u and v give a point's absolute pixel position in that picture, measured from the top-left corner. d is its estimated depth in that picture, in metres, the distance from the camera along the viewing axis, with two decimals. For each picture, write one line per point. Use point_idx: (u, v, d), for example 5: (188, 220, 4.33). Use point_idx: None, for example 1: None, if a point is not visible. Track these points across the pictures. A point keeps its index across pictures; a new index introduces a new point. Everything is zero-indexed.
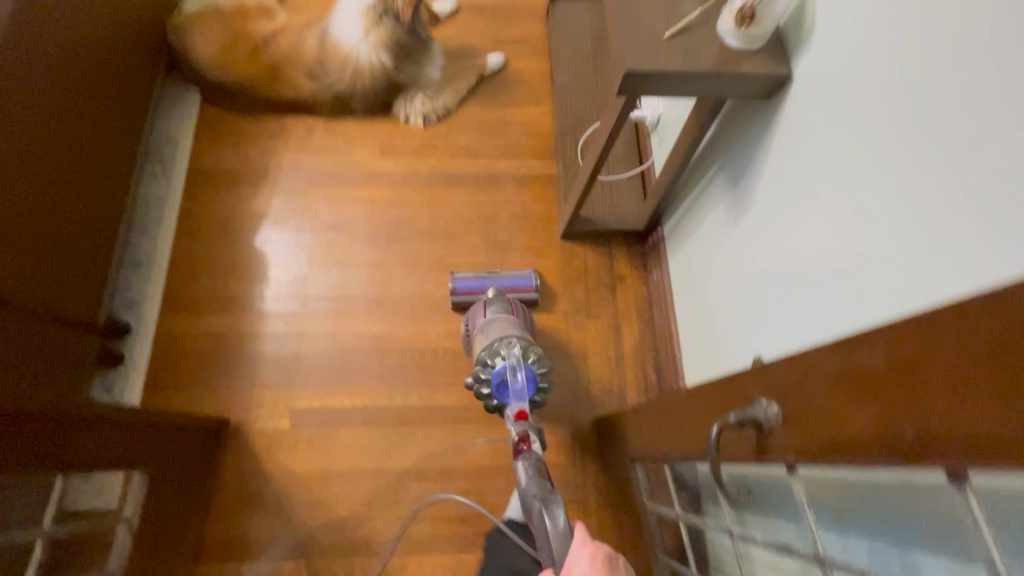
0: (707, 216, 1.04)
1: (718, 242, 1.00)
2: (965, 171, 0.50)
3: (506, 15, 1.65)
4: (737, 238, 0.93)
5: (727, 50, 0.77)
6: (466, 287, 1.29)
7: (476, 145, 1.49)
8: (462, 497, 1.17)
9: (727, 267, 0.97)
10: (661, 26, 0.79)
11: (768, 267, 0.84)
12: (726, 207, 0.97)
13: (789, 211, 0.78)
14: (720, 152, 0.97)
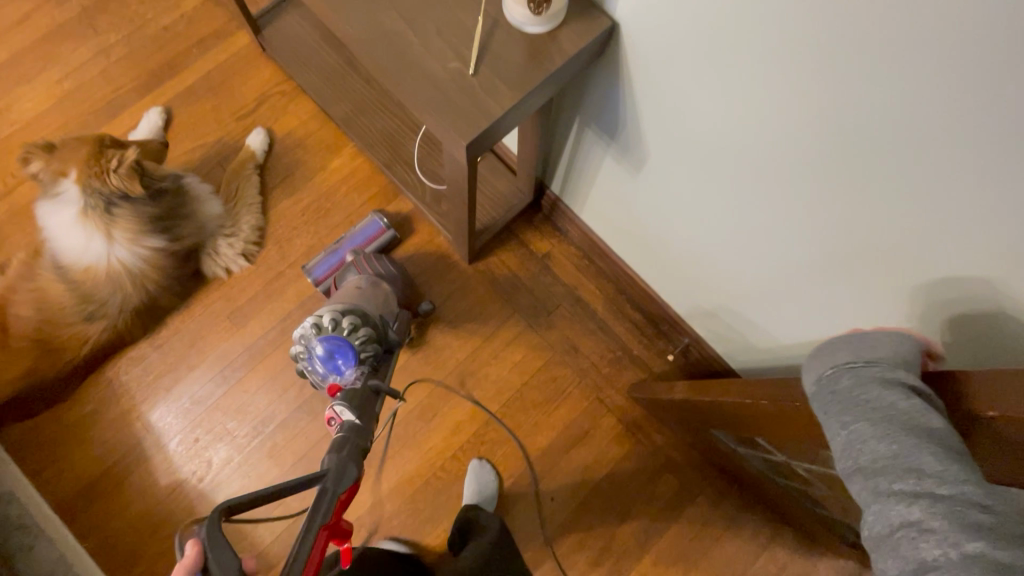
0: (614, 185, 0.94)
1: (648, 207, 0.92)
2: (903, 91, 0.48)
3: (226, 80, 1.32)
4: (675, 202, 0.86)
5: (534, 39, 0.62)
6: (324, 272, 1.18)
7: (318, 238, 1.25)
8: (583, 545, 1.13)
9: (673, 225, 0.91)
10: (453, 59, 0.62)
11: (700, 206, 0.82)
12: (641, 177, 0.87)
13: (743, 175, 0.71)
14: (596, 126, 0.85)
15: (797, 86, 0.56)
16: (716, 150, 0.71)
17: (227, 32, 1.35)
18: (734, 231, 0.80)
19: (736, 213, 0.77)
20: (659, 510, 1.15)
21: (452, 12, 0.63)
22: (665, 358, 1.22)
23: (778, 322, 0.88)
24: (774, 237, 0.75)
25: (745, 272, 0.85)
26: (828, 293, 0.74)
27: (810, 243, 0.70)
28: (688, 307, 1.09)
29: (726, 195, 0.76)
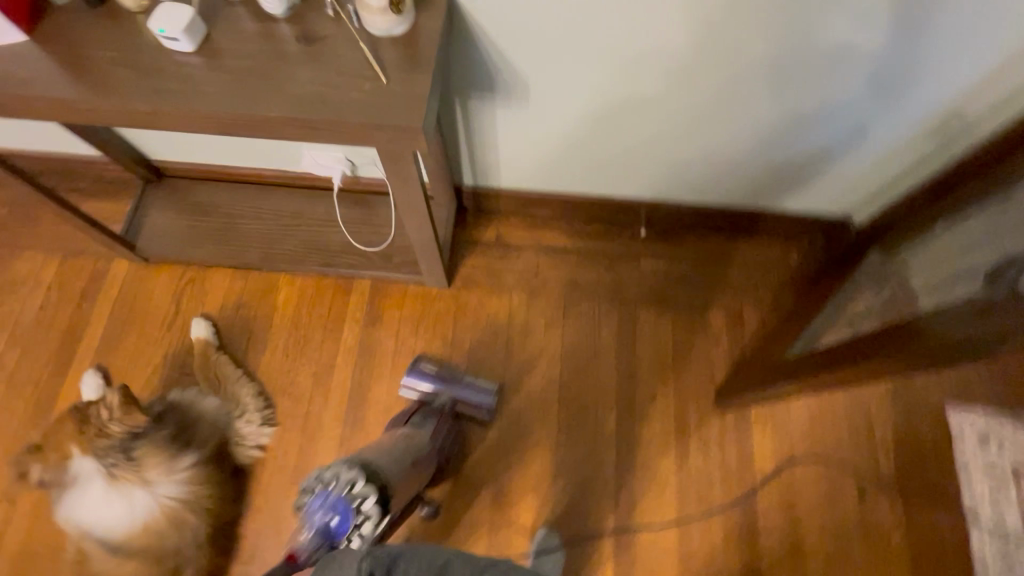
0: (547, 124, 1.08)
1: (585, 123, 1.07)
2: None
3: (133, 304, 1.30)
4: (606, 98, 1.01)
5: (405, 40, 0.74)
6: (420, 382, 1.19)
7: (316, 362, 1.26)
8: (702, 408, 1.23)
9: (609, 121, 1.06)
10: (363, 86, 0.72)
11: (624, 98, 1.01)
12: (569, 101, 1.02)
13: (658, 33, 0.87)
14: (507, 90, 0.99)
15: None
16: (629, 29, 0.86)
17: (101, 270, 1.33)
18: (668, 84, 0.97)
19: (661, 68, 0.94)
20: (727, 340, 1.29)
21: (335, 54, 0.74)
22: (638, 238, 1.37)
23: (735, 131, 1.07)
24: (700, 64, 0.92)
25: (687, 110, 1.03)
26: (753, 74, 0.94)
27: (728, 45, 0.89)
28: (632, 181, 1.25)
29: (649, 59, 0.92)
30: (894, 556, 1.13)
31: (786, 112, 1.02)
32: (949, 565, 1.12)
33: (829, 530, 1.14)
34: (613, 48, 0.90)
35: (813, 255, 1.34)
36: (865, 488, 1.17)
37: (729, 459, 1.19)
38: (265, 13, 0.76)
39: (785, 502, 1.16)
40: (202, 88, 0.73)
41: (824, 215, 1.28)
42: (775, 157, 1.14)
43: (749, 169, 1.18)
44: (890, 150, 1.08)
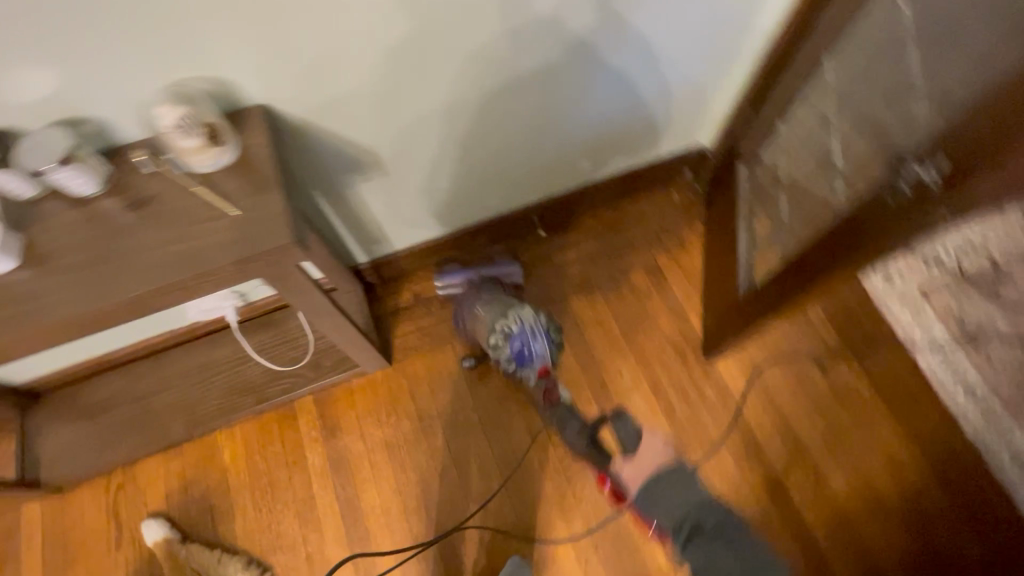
0: (420, 170, 1.06)
1: (455, 151, 1.05)
2: None
3: (67, 542, 1.15)
4: (460, 126, 1.00)
5: (238, 163, 0.71)
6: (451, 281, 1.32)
7: (294, 500, 1.18)
8: (665, 360, 1.30)
9: (477, 141, 1.06)
10: (219, 228, 0.69)
11: (467, 119, 0.99)
12: (425, 145, 1.00)
13: (477, 55, 0.86)
14: (366, 156, 0.96)
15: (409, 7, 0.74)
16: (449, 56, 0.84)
17: (12, 525, 1.16)
18: (512, 86, 0.96)
19: (497, 81, 0.93)
20: (656, 292, 1.37)
21: (173, 206, 0.70)
22: (541, 239, 1.42)
23: (579, 105, 1.09)
24: (524, 62, 0.92)
25: (541, 102, 1.03)
26: (583, 48, 0.95)
27: (547, 31, 0.88)
28: (523, 181, 1.26)
29: (482, 76, 0.91)
30: (871, 404, 1.24)
31: (623, 76, 1.06)
32: (914, 392, 1.25)
33: (815, 412, 1.24)
34: (444, 81, 0.89)
35: (687, 190, 1.47)
36: (824, 362, 1.28)
37: (707, 393, 1.26)
38: (78, 198, 0.71)
39: (768, 406, 1.25)
40: (46, 303, 0.66)
41: (683, 151, 1.41)
42: (639, 110, 1.18)
43: (621, 128, 1.22)
44: (733, 61, 1.13)
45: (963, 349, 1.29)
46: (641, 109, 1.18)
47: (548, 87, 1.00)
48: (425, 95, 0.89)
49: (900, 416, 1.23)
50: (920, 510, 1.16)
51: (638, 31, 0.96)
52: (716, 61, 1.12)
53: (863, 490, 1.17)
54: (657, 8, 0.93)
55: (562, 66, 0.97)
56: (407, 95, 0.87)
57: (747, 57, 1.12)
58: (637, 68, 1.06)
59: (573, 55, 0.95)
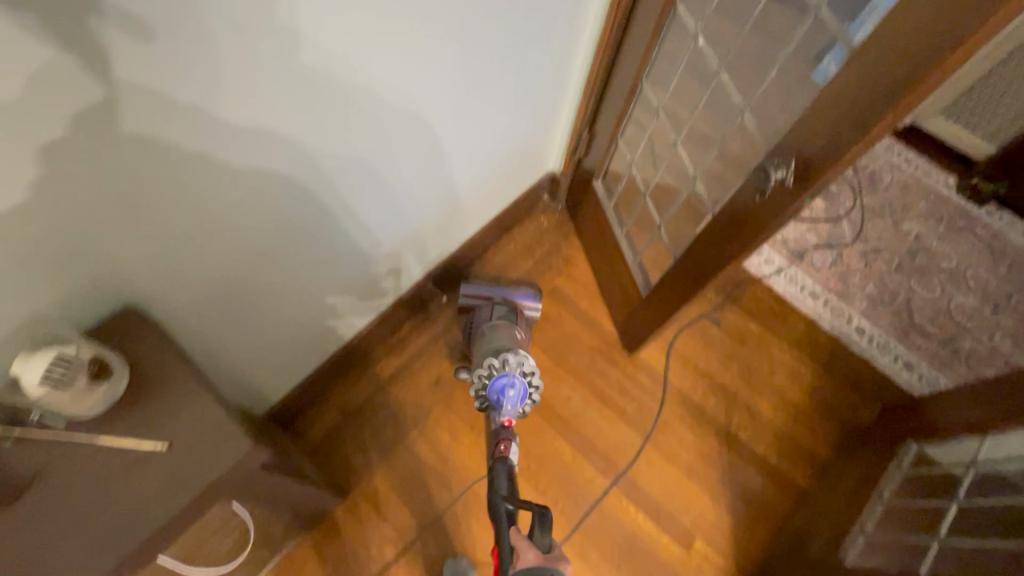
0: (274, 308, 0.93)
1: (305, 273, 0.94)
2: (262, 110, 0.63)
3: None
4: (330, 249, 0.95)
5: (135, 387, 0.58)
6: (474, 293, 1.29)
7: None
8: (599, 370, 1.38)
9: (324, 254, 0.94)
10: (148, 472, 0.55)
11: (333, 239, 0.94)
12: (299, 279, 0.93)
13: (327, 186, 0.83)
14: (212, 323, 0.82)
15: (246, 175, 0.68)
16: (283, 188, 0.75)
17: None
18: (331, 197, 0.85)
19: (353, 197, 0.91)
20: (566, 311, 1.44)
21: (69, 473, 0.54)
22: (445, 304, 1.41)
23: (435, 189, 1.10)
24: (372, 172, 0.90)
25: (371, 198, 0.95)
26: (389, 149, 0.89)
27: (385, 136, 0.86)
28: (408, 257, 1.22)
29: (325, 193, 0.83)
30: (759, 335, 1.48)
31: (467, 151, 1.10)
32: (782, 312, 1.52)
33: (726, 361, 1.43)
34: (300, 219, 0.83)
35: (550, 210, 1.58)
36: (715, 316, 1.48)
37: (645, 382, 1.38)
38: None
39: (692, 371, 1.41)
40: None
41: (539, 178, 1.50)
42: (476, 166, 1.18)
43: (468, 187, 1.21)
44: (553, 91, 1.19)
45: (795, 266, 1.60)
46: (478, 165, 1.18)
47: (402, 184, 0.99)
48: (236, 250, 0.76)
49: (781, 335, 1.49)
50: (826, 403, 1.41)
51: (467, 113, 1.00)
52: (538, 103, 1.18)
53: (784, 406, 1.40)
54: (479, 89, 0.97)
55: (409, 164, 0.97)
56: (251, 242, 0.77)
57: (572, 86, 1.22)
58: (476, 140, 1.10)
59: (417, 152, 0.96)
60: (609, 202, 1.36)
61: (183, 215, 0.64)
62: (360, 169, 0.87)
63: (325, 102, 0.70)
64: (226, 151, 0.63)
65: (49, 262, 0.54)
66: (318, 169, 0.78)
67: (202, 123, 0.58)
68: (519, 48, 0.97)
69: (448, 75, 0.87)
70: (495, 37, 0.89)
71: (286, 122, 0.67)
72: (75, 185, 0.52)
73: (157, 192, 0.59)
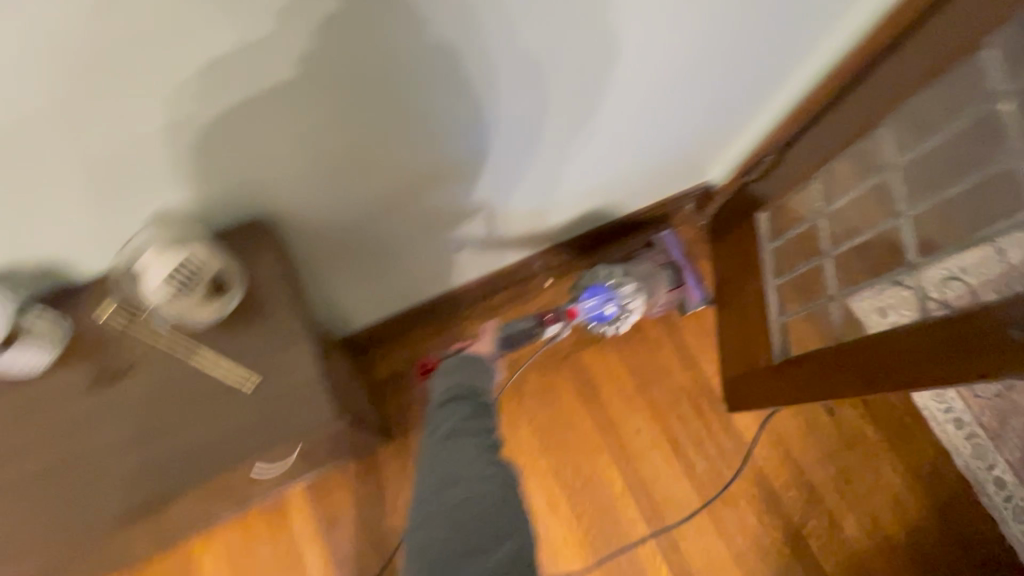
0: (401, 244, 0.91)
1: (436, 213, 0.88)
2: (448, 30, 0.56)
3: None
4: (461, 200, 0.88)
5: (238, 313, 0.54)
6: (672, 244, 1.31)
7: None
8: (680, 413, 1.26)
9: (466, 201, 0.89)
10: (228, 400, 0.52)
11: (468, 193, 0.87)
12: (421, 222, 0.88)
13: (482, 135, 0.75)
14: (348, 239, 0.82)
15: (407, 96, 0.62)
16: (439, 124, 0.69)
17: None
18: (500, 150, 0.81)
19: (504, 155, 0.82)
20: (667, 338, 1.31)
21: (162, 380, 0.52)
22: (549, 286, 1.33)
23: (584, 170, 0.99)
24: (532, 135, 0.81)
25: (534, 163, 0.89)
26: (558, 113, 0.79)
27: (559, 97, 0.76)
28: (530, 230, 1.13)
29: (478, 141, 0.76)
30: (874, 443, 1.27)
31: (634, 137, 0.97)
32: (912, 428, 1.30)
33: (824, 457, 1.25)
34: (443, 161, 0.76)
35: (690, 223, 1.40)
36: (832, 404, 1.28)
37: (725, 444, 1.24)
38: (18, 375, 0.52)
39: (782, 453, 1.25)
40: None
41: (689, 188, 1.33)
42: (645, 156, 1.08)
43: (625, 176, 1.12)
44: (756, 100, 1.04)
45: None
46: (645, 156, 1.08)
47: (557, 155, 0.90)
48: (394, 172, 0.74)
49: (901, 452, 1.27)
50: (923, 547, 1.21)
51: (653, 94, 0.87)
52: (728, 102, 1.01)
53: (872, 530, 1.21)
54: (675, 69, 0.83)
55: (570, 135, 0.86)
56: (388, 170, 0.73)
57: (776, 96, 1.04)
58: (648, 128, 0.96)
59: (584, 123, 0.85)
60: (773, 245, 1.16)
61: (332, 116, 0.60)
62: (521, 128, 0.78)
63: (513, 40, 0.62)
64: (394, 64, 0.57)
65: (193, 122, 0.53)
66: (479, 113, 0.71)
67: (376, 24, 0.52)
68: (740, 33, 0.82)
69: (650, 44, 0.74)
70: (720, 12, 0.75)
71: (466, 50, 0.60)
72: (299, 34, 0.49)
73: (314, 85, 0.55)
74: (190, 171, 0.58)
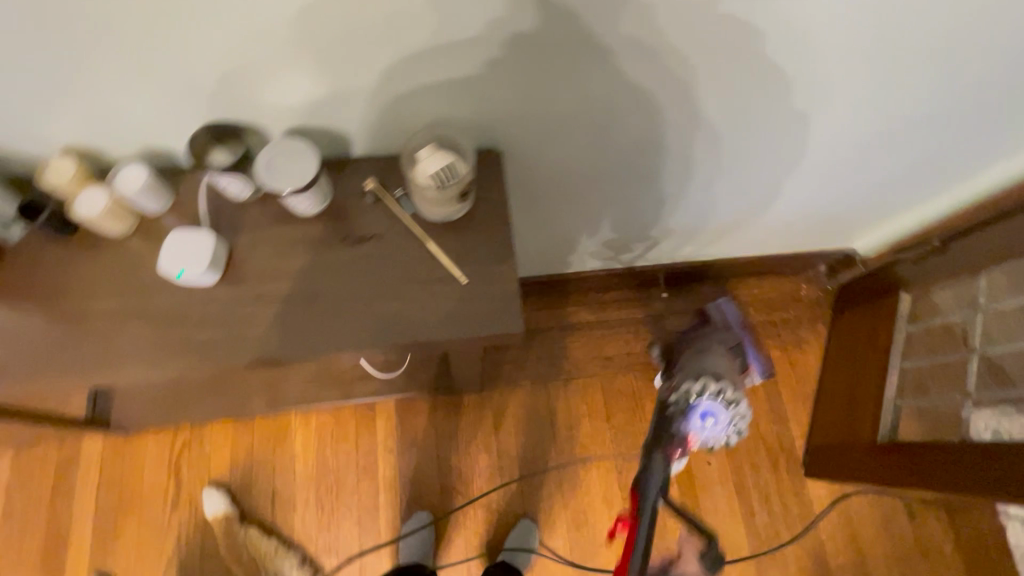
0: (562, 220, 1.00)
1: (606, 194, 0.93)
2: (717, 23, 0.61)
3: (122, 496, 1.13)
4: (633, 189, 0.93)
5: (463, 219, 0.63)
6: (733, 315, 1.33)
7: (359, 507, 1.16)
8: (755, 461, 1.25)
9: (636, 191, 0.94)
10: (439, 287, 0.61)
11: (642, 184, 0.92)
12: (590, 198, 0.94)
13: (686, 129, 0.80)
14: (527, 199, 0.91)
15: (650, 73, 0.67)
16: (659, 106, 0.74)
17: (72, 454, 1.14)
18: (682, 158, 0.86)
19: (693, 156, 0.86)
20: (763, 386, 1.31)
21: (391, 254, 0.61)
22: (664, 299, 1.35)
23: (750, 196, 1.01)
24: (726, 144, 0.85)
25: (702, 180, 0.94)
26: (760, 130, 0.82)
27: (769, 115, 0.79)
28: (672, 240, 1.16)
29: (679, 134, 0.81)
30: (950, 564, 1.21)
31: (811, 176, 0.98)
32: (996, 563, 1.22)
33: (892, 556, 1.20)
34: (640, 143, 0.82)
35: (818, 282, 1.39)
36: (915, 508, 1.23)
37: (791, 506, 1.23)
38: (288, 211, 0.62)
39: (848, 538, 1.21)
40: (242, 326, 0.58)
41: (829, 250, 1.33)
42: (800, 208, 1.09)
43: (782, 216, 1.12)
44: (937, 180, 1.03)
45: None
46: (799, 209, 1.10)
47: (736, 171, 0.93)
48: (596, 142, 0.79)
49: None
50: None
51: (853, 139, 0.88)
52: (916, 172, 1.00)
53: None
54: (885, 120, 0.84)
55: (758, 156, 0.89)
56: (594, 139, 0.79)
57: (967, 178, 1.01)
58: (830, 171, 0.97)
59: (776, 148, 0.87)
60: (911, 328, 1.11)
61: (583, 77, 0.66)
62: (722, 134, 0.82)
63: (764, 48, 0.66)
64: (658, 42, 0.63)
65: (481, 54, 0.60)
66: (696, 109, 0.76)
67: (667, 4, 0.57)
68: (965, 102, 0.81)
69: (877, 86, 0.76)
70: (958, 74, 0.75)
71: (721, 46, 0.64)
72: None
73: (587, 45, 0.61)
74: (455, 91, 0.65)
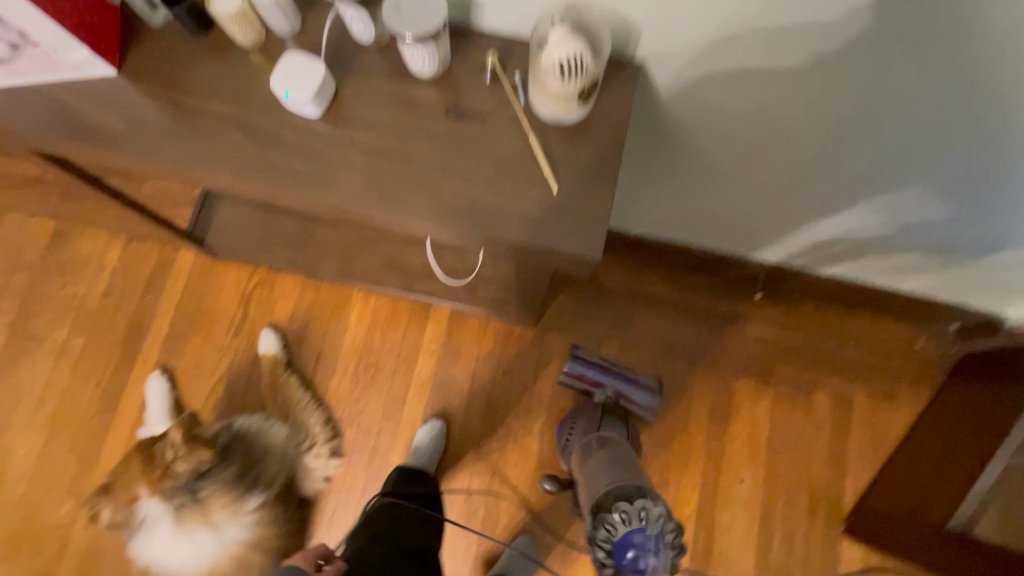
0: (681, 169, 0.90)
1: (744, 152, 0.82)
2: None
3: (195, 309, 1.24)
4: (776, 155, 0.81)
5: (576, 126, 0.58)
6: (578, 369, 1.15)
7: (387, 393, 1.21)
8: (789, 498, 1.15)
9: (780, 159, 0.82)
10: (528, 187, 0.56)
11: (791, 150, 0.80)
12: (724, 152, 0.83)
13: (874, 95, 0.66)
14: (647, 147, 0.85)
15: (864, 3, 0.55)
16: (854, 54, 0.61)
17: (168, 260, 1.27)
18: (832, 134, 0.74)
19: (866, 133, 0.73)
20: (830, 427, 1.18)
21: (492, 139, 0.58)
22: (754, 301, 1.23)
23: (915, 203, 0.85)
24: (915, 129, 0.70)
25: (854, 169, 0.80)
26: (966, 122, 0.67)
27: (988, 107, 0.64)
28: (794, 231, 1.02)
29: (862, 100, 0.67)
30: None
31: (1002, 205, 0.80)
32: None
33: None
34: (810, 100, 0.69)
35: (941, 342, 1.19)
36: None
37: (811, 557, 1.13)
38: (405, 67, 0.60)
39: None
40: (330, 165, 0.57)
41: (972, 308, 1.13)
42: (967, 241, 0.91)
43: (941, 243, 0.94)
44: None
45: None
46: (958, 242, 0.92)
47: (910, 168, 0.77)
48: (759, 83, 0.68)
49: None
50: None
51: None
52: None
53: None
54: None
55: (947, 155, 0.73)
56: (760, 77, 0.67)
57: None
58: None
59: (975, 152, 0.71)
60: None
61: None
62: (916, 114, 0.67)
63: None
64: None
65: None
66: (899, 71, 0.62)
67: None
68: None
69: None
70: None
71: None
72: None
73: None
74: None
